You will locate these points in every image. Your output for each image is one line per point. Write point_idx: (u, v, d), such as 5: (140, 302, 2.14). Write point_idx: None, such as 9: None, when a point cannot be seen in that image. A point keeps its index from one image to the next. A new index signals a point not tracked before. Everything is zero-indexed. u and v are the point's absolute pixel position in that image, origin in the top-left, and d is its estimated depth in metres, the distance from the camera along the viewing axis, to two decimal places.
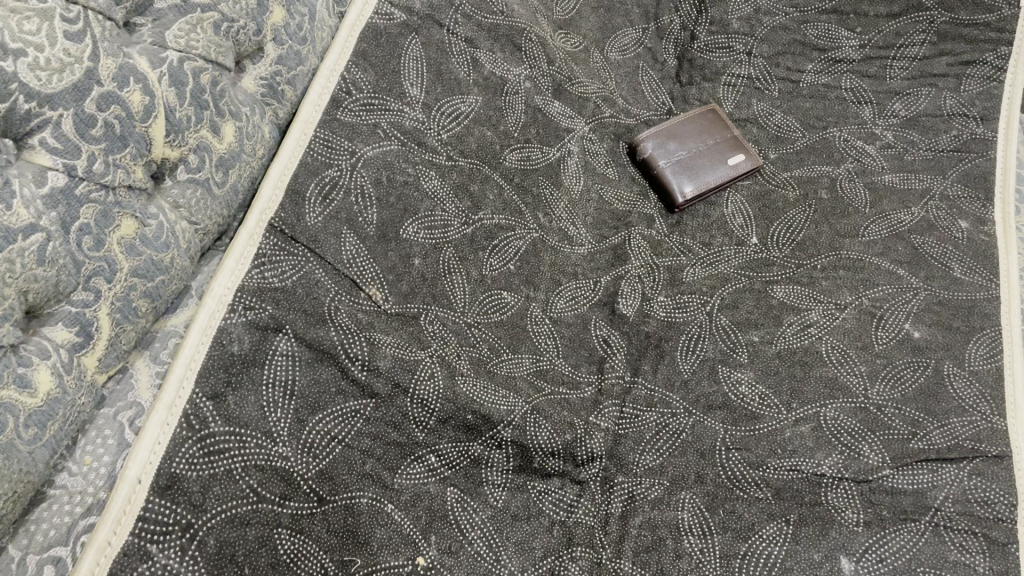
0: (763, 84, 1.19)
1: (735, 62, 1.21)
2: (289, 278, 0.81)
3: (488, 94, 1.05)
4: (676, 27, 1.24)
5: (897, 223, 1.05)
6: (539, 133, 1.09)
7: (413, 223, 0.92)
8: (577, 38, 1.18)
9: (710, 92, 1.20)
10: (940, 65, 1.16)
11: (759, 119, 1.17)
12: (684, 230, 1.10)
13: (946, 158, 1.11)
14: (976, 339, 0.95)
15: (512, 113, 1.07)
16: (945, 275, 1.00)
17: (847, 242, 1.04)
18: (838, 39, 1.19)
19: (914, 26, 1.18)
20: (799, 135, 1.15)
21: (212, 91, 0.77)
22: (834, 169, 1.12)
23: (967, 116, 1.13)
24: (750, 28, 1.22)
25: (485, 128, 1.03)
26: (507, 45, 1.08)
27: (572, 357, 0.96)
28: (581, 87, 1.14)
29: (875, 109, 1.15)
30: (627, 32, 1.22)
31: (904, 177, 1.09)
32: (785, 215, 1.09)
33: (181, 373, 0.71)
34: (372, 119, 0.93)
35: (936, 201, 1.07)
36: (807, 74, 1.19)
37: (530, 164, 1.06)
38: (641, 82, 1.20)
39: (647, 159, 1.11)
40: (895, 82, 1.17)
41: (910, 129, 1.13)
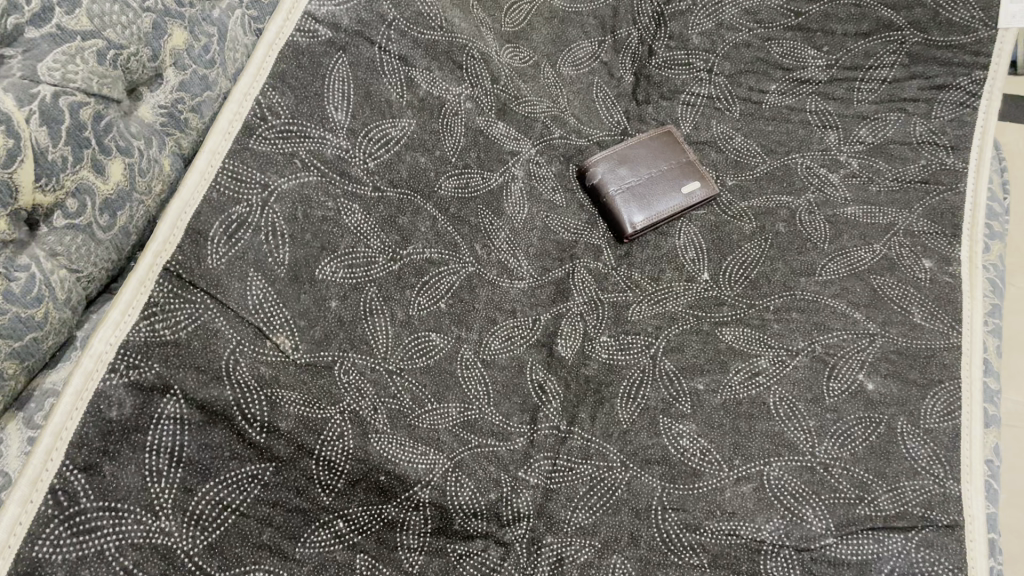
0: (724, 105, 1.13)
1: (695, 81, 1.14)
2: (183, 329, 0.74)
3: (423, 116, 0.98)
4: (634, 41, 1.16)
5: (857, 261, 0.99)
6: (480, 158, 1.02)
7: (332, 261, 0.85)
8: (526, 53, 1.11)
9: (668, 111, 1.13)
10: (911, 89, 1.08)
11: (718, 142, 1.11)
12: (633, 263, 1.03)
13: (913, 191, 1.04)
14: (932, 394, 0.89)
15: (450, 137, 1.00)
16: (904, 321, 0.94)
17: (802, 280, 0.98)
18: (804, 58, 1.12)
19: (885, 46, 1.09)
20: (760, 162, 1.09)
21: (95, 127, 0.70)
22: (794, 200, 1.06)
23: (937, 145, 1.06)
24: (711, 45, 1.15)
25: (418, 154, 0.96)
26: (447, 62, 1.01)
27: (503, 404, 0.90)
28: (528, 107, 1.08)
29: (841, 135, 1.09)
30: (581, 45, 1.14)
31: (867, 211, 1.04)
32: (739, 249, 1.02)
33: (49, 444, 0.65)
34: (289, 148, 0.86)
35: (899, 237, 1.01)
36: (770, 95, 1.12)
37: (469, 192, 1.00)
38: (595, 100, 1.14)
39: (596, 185, 1.06)
40: (863, 106, 1.09)
41: (877, 157, 1.07)
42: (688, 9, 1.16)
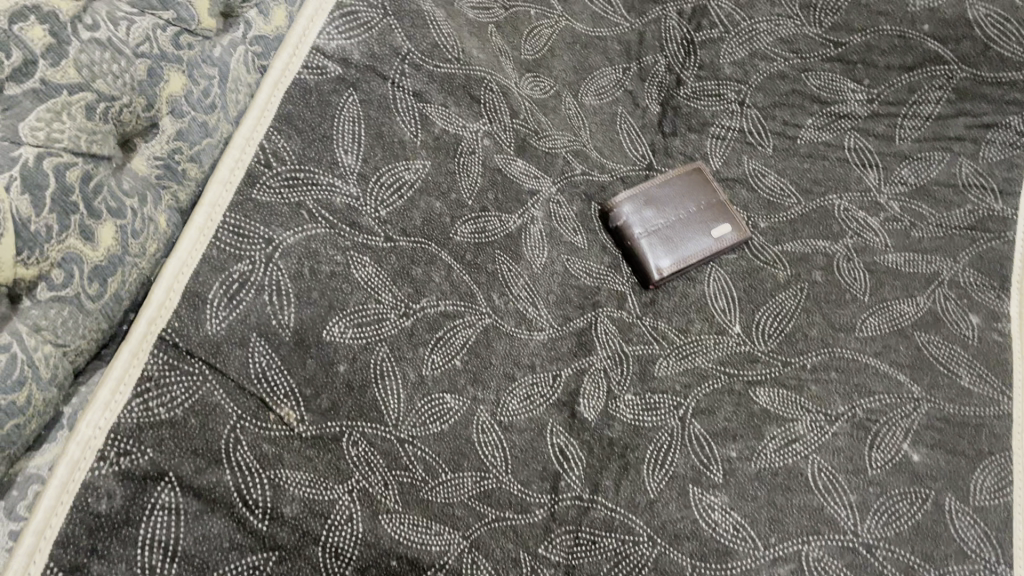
0: (756, 139, 1.06)
1: (726, 113, 1.07)
2: (179, 406, 0.69)
3: (438, 157, 0.91)
4: (661, 69, 1.09)
5: (899, 316, 0.93)
6: (498, 200, 0.95)
7: (341, 320, 0.79)
8: (547, 83, 1.04)
9: (696, 144, 1.06)
10: (957, 127, 1.02)
11: (750, 179, 1.04)
12: (659, 312, 0.97)
13: (958, 238, 0.98)
14: (983, 467, 0.86)
15: (467, 178, 0.93)
16: (951, 384, 0.89)
17: (842, 336, 0.92)
18: (843, 91, 1.05)
19: (930, 81, 1.03)
20: (795, 203, 1.03)
21: (83, 188, 0.64)
22: (831, 245, 1.00)
23: (984, 188, 1.00)
24: (743, 75, 1.07)
25: (433, 199, 0.90)
26: (463, 97, 0.94)
27: (522, 472, 0.83)
28: (550, 142, 1.02)
29: (881, 175, 1.02)
30: (605, 72, 1.08)
31: (910, 259, 0.98)
32: (773, 300, 0.96)
33: (31, 544, 0.61)
34: (295, 198, 0.80)
35: (945, 288, 0.95)
36: (806, 130, 1.05)
37: (485, 237, 0.93)
38: (619, 131, 1.06)
39: (621, 227, 0.99)
40: (905, 144, 1.03)
41: (920, 201, 1.01)
42: (719, 36, 1.08)
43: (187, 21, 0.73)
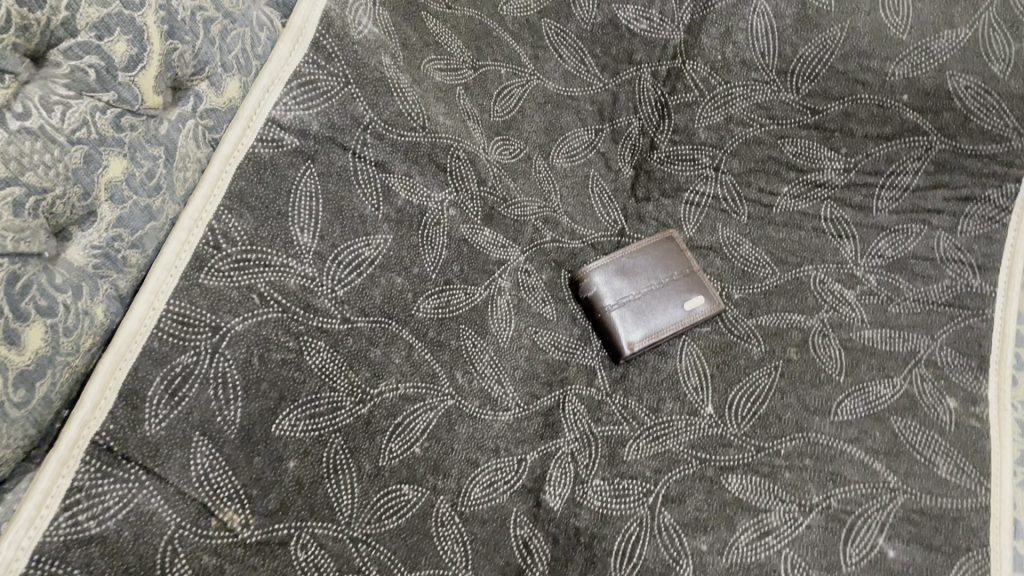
0: (730, 206, 1.03)
1: (700, 178, 1.04)
2: (111, 517, 0.65)
3: (401, 229, 0.87)
4: (635, 131, 1.06)
5: (876, 399, 0.91)
6: (463, 271, 0.92)
7: (292, 412, 0.75)
8: (518, 145, 1.00)
9: (669, 211, 1.04)
10: (935, 199, 1.00)
11: (724, 248, 1.02)
12: (629, 389, 0.93)
13: (935, 314, 0.96)
14: (959, 564, 0.83)
15: (431, 251, 0.89)
16: (928, 474, 0.86)
17: (817, 419, 0.90)
18: (820, 160, 1.02)
19: (908, 152, 1.00)
20: (770, 274, 1.00)
21: (8, 290, 0.59)
22: (806, 319, 0.97)
23: (963, 263, 0.98)
24: (719, 139, 1.04)
25: (394, 274, 0.86)
26: (429, 166, 0.91)
27: (483, 567, 0.80)
28: (519, 209, 0.98)
29: (858, 246, 1.00)
30: (578, 133, 1.04)
31: (887, 335, 0.95)
32: (747, 378, 0.93)
33: None
34: (246, 280, 0.76)
35: (922, 368, 0.93)
36: (782, 198, 1.03)
37: (449, 311, 0.89)
38: (591, 195, 1.03)
39: (591, 298, 0.96)
40: (882, 216, 1.00)
41: (897, 274, 0.98)
42: (694, 100, 1.05)
43: (130, 101, 0.68)
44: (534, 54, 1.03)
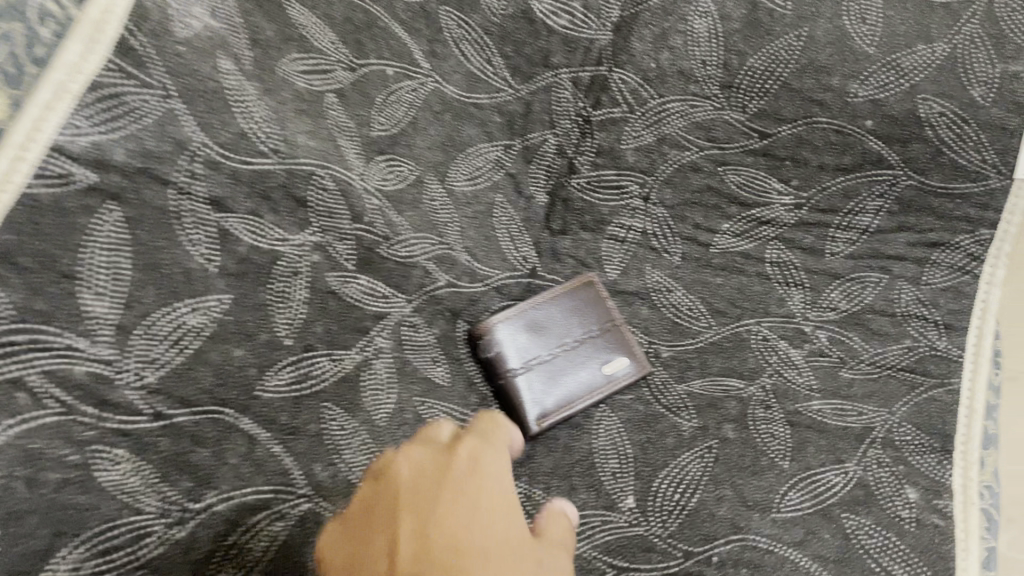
0: (661, 244, 0.87)
1: (626, 210, 0.88)
2: None
3: (243, 284, 0.68)
4: (551, 150, 0.88)
5: (824, 490, 0.77)
6: (330, 333, 0.73)
7: (76, 548, 0.56)
8: (407, 166, 0.81)
9: (589, 247, 0.88)
10: (898, 244, 0.86)
11: (652, 295, 0.85)
12: (535, 473, 0.75)
13: (894, 382, 0.82)
14: None
15: (285, 310, 0.70)
16: None
17: (755, 516, 0.75)
18: (767, 192, 0.87)
19: (870, 187, 0.85)
20: (705, 329, 0.84)
21: None
22: (746, 386, 0.81)
23: (926, 320, 0.84)
24: (649, 164, 0.88)
25: (232, 345, 0.66)
26: (286, 199, 0.71)
27: None
28: (406, 248, 0.79)
29: (808, 297, 0.85)
30: (482, 150, 0.86)
31: (838, 408, 0.81)
32: (675, 462, 0.77)
33: None
34: (9, 373, 0.55)
35: (878, 449, 0.79)
36: (720, 236, 0.87)
37: (309, 386, 0.71)
38: (497, 228, 0.86)
39: (493, 359, 0.78)
40: (836, 262, 0.86)
41: (853, 331, 0.84)
42: (622, 116, 0.88)
43: None
44: (430, 51, 0.82)
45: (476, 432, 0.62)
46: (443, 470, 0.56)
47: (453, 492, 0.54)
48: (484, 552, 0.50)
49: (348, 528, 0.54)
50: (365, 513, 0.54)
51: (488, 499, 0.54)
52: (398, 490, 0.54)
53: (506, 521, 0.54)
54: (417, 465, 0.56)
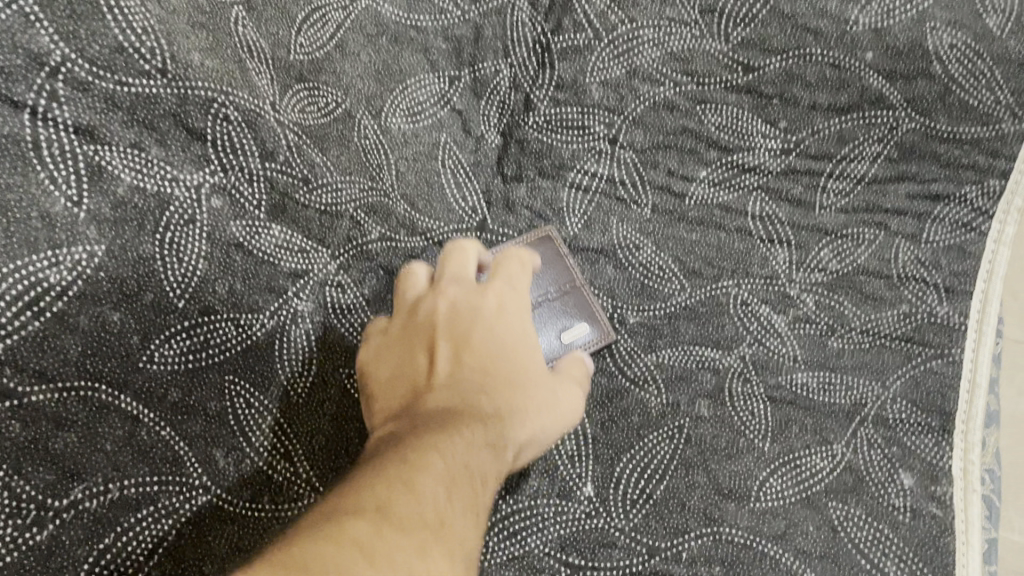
0: (629, 194, 0.76)
1: (590, 154, 0.76)
2: None
3: (123, 233, 0.56)
4: (505, 83, 0.76)
5: (809, 476, 0.67)
6: (233, 293, 0.61)
7: None
8: (333, 97, 0.69)
9: (548, 196, 0.76)
10: (898, 196, 0.75)
11: (618, 252, 0.75)
12: None
13: (888, 352, 0.72)
14: None
15: (176, 265, 0.58)
16: None
17: (731, 507, 0.66)
18: (750, 136, 0.76)
19: (867, 131, 0.75)
20: (677, 292, 0.73)
21: None
22: (722, 357, 0.71)
23: (926, 283, 0.74)
24: (617, 101, 0.76)
25: (108, 308, 0.54)
26: (178, 130, 0.59)
27: None
28: (331, 194, 0.68)
29: (794, 256, 0.75)
30: (424, 81, 0.73)
31: (826, 381, 0.71)
32: (640, 443, 0.67)
33: None
34: None
35: (870, 429, 0.69)
36: (697, 185, 0.76)
37: (207, 355, 0.59)
38: (441, 173, 0.74)
39: None
40: (826, 216, 0.75)
41: (843, 295, 0.74)
42: (586, 44, 0.76)
43: None
44: None
45: (503, 268, 0.65)
46: (473, 309, 0.61)
47: (487, 326, 0.61)
48: (510, 382, 0.58)
49: (388, 337, 0.62)
50: (403, 336, 0.61)
51: (515, 337, 0.61)
52: (437, 315, 0.61)
53: (529, 355, 0.61)
54: (451, 292, 0.62)
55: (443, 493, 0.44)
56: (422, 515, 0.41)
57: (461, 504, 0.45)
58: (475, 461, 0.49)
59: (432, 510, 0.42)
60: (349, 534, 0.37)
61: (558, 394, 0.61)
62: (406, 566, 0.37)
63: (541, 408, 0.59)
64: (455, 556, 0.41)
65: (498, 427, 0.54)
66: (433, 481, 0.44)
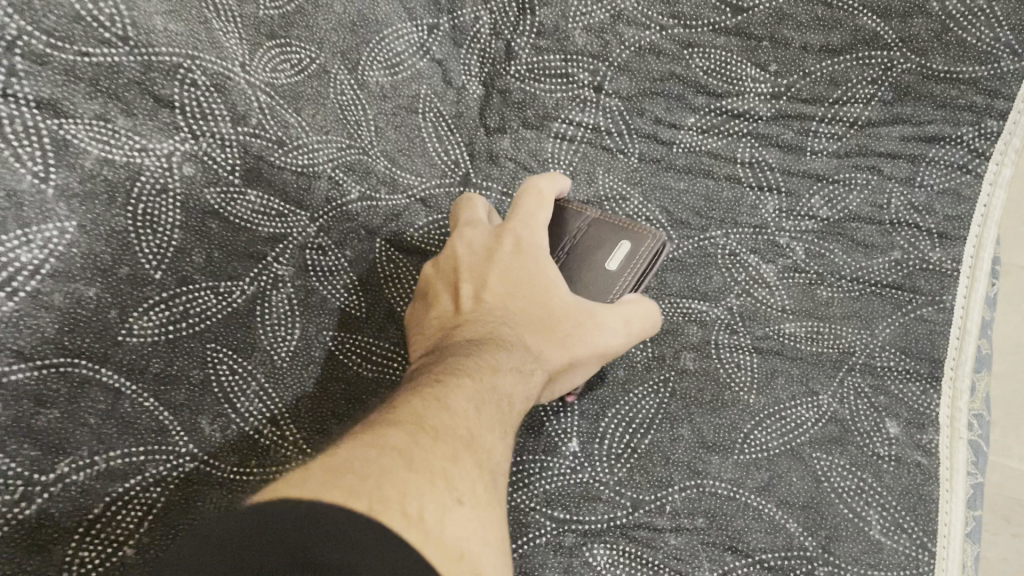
0: (615, 143, 0.75)
1: (574, 103, 0.75)
2: None
3: (92, 206, 0.55)
4: (485, 31, 0.75)
5: (794, 427, 0.67)
6: (212, 261, 0.61)
7: None
8: (307, 53, 0.67)
9: (531, 147, 0.75)
10: (891, 139, 0.73)
11: (604, 203, 0.73)
12: None
13: (878, 300, 0.71)
14: None
15: (150, 237, 0.58)
16: (858, 536, 0.65)
17: (715, 460, 0.66)
18: (740, 80, 0.74)
19: (861, 72, 0.72)
20: (664, 244, 0.72)
21: None
22: (709, 309, 0.71)
23: (919, 229, 0.72)
24: (601, 47, 0.75)
25: (83, 284, 0.54)
26: (145, 98, 0.57)
27: None
28: (306, 155, 0.67)
29: (784, 203, 0.73)
30: (401, 30, 0.73)
31: (813, 331, 0.70)
32: (625, 397, 0.68)
33: None
34: None
35: (857, 378, 0.69)
36: (684, 133, 0.74)
37: (189, 324, 0.60)
38: (422, 127, 0.74)
39: None
40: (817, 161, 0.73)
41: (833, 242, 0.72)
42: None
43: None
44: None
45: (525, 195, 0.63)
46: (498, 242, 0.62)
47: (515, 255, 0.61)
48: (539, 309, 0.59)
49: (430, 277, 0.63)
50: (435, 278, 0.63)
51: (534, 261, 0.60)
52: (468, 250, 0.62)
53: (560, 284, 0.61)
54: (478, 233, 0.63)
55: (472, 411, 0.45)
56: (458, 429, 0.43)
57: (490, 422, 0.46)
58: (503, 383, 0.50)
59: (464, 424, 0.44)
60: (379, 439, 0.40)
61: (596, 312, 0.60)
62: (433, 468, 0.39)
63: (570, 336, 0.58)
64: (484, 469, 0.43)
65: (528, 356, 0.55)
66: (459, 399, 0.46)
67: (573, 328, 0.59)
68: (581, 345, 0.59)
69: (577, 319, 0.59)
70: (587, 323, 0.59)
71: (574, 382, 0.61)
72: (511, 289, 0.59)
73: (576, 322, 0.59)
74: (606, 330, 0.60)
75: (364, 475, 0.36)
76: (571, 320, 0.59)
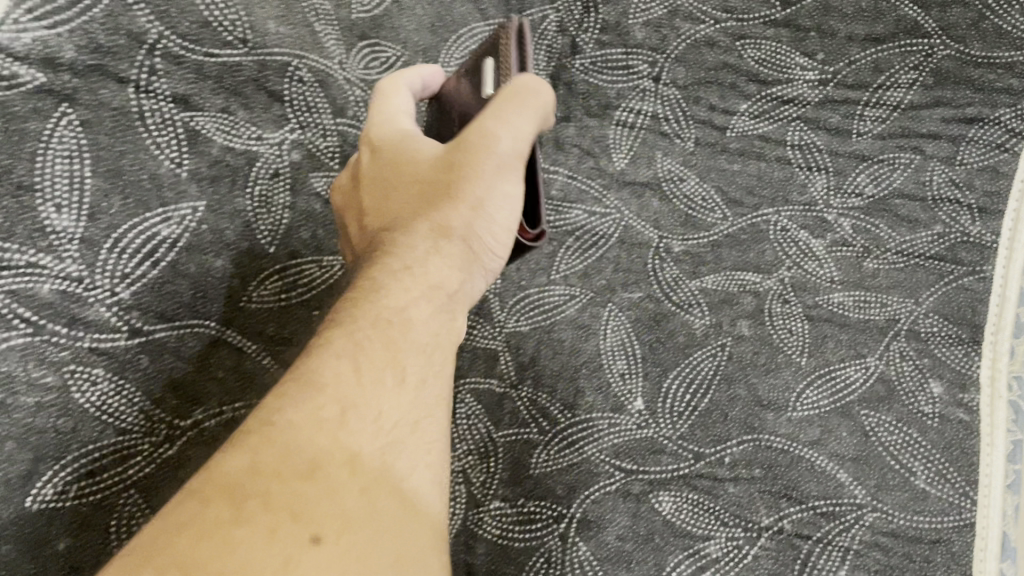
0: (673, 129, 0.81)
1: (635, 92, 0.81)
2: None
3: (218, 189, 0.63)
4: (551, 27, 0.81)
5: (844, 387, 0.73)
6: (316, 238, 0.68)
7: (60, 473, 0.55)
8: (394, 51, 0.74)
9: (594, 134, 0.80)
10: (932, 121, 0.78)
11: (664, 184, 0.79)
12: (540, 376, 0.72)
13: (922, 271, 0.76)
14: None
15: (265, 214, 0.65)
16: (904, 485, 0.70)
17: (770, 416, 0.72)
18: (789, 68, 0.80)
19: (903, 59, 0.79)
20: (720, 221, 0.78)
21: None
22: (763, 280, 0.76)
23: (959, 204, 0.78)
24: (659, 41, 0.81)
25: (212, 256, 0.62)
26: (260, 94, 0.66)
27: None
28: None
29: (832, 182, 0.79)
30: (476, 29, 0.78)
31: (860, 299, 0.76)
32: (686, 360, 0.74)
33: None
34: None
35: (902, 342, 0.74)
36: (737, 118, 0.80)
37: (296, 294, 0.67)
38: None
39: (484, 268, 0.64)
40: (863, 142, 0.79)
41: (878, 217, 0.78)
42: None
43: None
44: None
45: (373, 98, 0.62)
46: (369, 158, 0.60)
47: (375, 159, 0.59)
48: (421, 186, 0.56)
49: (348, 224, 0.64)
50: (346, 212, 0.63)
51: (383, 156, 0.58)
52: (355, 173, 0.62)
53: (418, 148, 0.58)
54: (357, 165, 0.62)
55: (338, 373, 0.47)
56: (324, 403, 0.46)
57: (368, 370, 0.48)
58: (387, 307, 0.52)
59: (336, 392, 0.46)
60: (232, 451, 0.43)
61: (459, 140, 0.55)
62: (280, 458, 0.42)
63: (451, 187, 0.54)
64: (348, 437, 0.45)
65: (409, 262, 0.54)
66: (331, 367, 0.48)
67: (460, 168, 0.54)
68: (473, 179, 0.54)
69: (465, 147, 0.54)
70: (478, 151, 0.53)
71: (509, 208, 0.55)
72: (385, 200, 0.58)
73: (464, 152, 0.54)
74: (497, 133, 0.53)
75: (206, 503, 0.39)
76: (456, 156, 0.54)
